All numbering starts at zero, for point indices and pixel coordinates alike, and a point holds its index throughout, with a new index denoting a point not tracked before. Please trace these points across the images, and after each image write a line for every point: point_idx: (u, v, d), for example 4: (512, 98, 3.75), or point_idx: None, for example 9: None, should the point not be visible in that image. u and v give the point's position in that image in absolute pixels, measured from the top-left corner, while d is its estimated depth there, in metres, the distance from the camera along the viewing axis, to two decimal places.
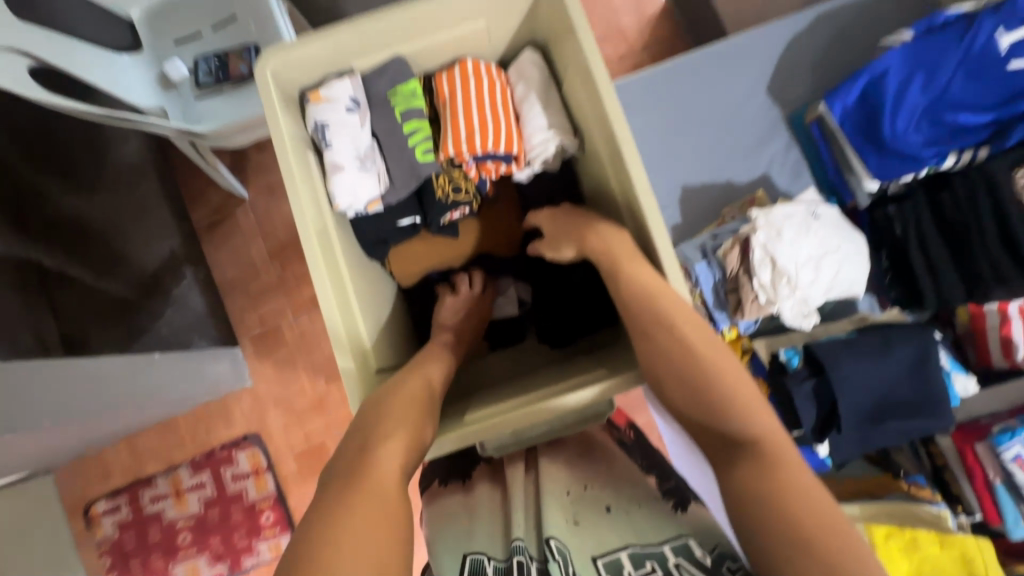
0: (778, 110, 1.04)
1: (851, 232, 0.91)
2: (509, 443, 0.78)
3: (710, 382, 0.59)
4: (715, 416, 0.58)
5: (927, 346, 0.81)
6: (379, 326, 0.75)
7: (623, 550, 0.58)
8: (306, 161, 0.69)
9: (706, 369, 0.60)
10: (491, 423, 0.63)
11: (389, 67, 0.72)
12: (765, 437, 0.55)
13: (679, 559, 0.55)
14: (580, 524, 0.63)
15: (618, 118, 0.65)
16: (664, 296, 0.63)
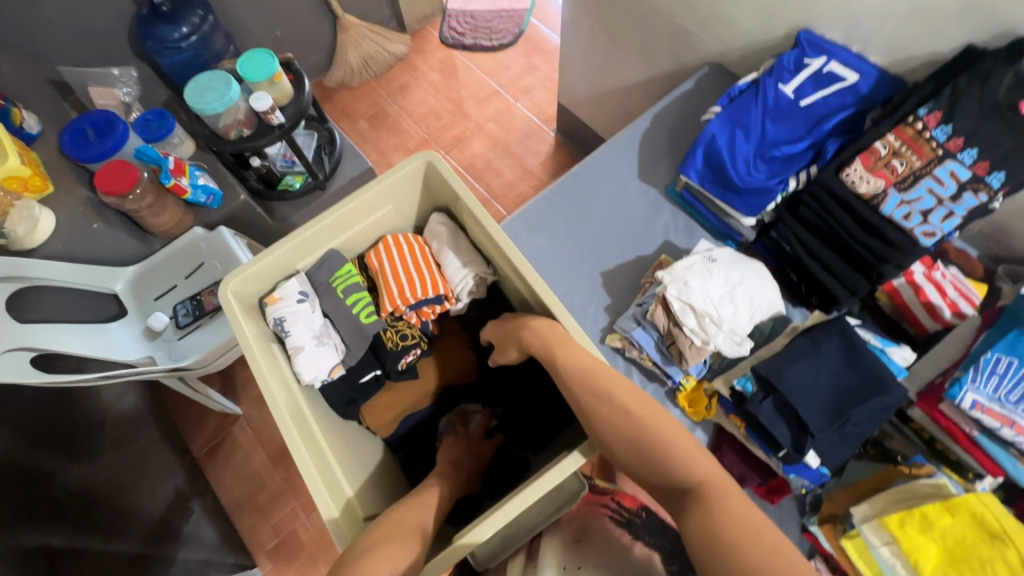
0: (655, 189, 1.24)
1: (750, 263, 1.04)
2: (497, 547, 0.82)
3: (651, 430, 0.64)
4: (655, 462, 0.63)
5: (848, 334, 0.89)
6: (359, 476, 0.81)
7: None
8: (270, 353, 0.81)
9: (644, 415, 0.66)
10: (472, 532, 0.65)
11: (326, 259, 0.88)
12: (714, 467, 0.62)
13: None
14: None
15: (505, 242, 0.80)
16: (598, 367, 0.70)
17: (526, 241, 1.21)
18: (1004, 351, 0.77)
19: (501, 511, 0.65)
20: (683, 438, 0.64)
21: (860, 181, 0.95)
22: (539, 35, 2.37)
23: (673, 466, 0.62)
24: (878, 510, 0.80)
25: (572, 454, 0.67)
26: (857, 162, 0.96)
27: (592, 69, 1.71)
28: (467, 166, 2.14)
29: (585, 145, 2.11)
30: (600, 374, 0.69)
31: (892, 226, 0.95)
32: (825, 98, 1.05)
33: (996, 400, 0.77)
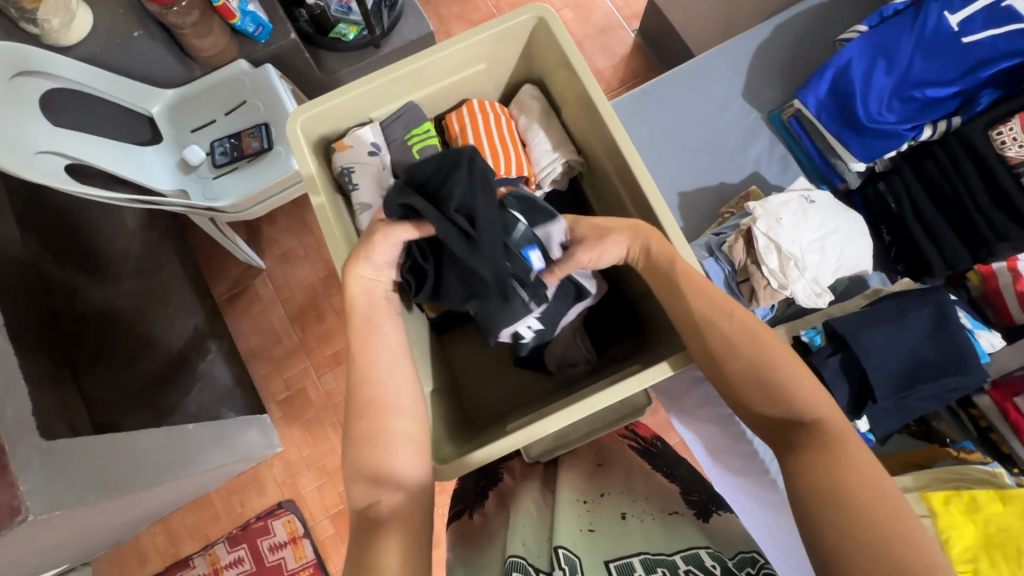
0: (757, 113, 1.11)
1: (848, 213, 0.95)
2: (553, 445, 0.78)
3: (742, 356, 0.60)
4: (746, 388, 0.60)
5: (943, 306, 0.83)
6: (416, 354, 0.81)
7: (634, 558, 0.56)
8: (335, 202, 0.75)
9: (729, 340, 0.61)
10: (536, 428, 0.65)
11: (403, 112, 0.79)
12: (817, 408, 0.58)
13: (691, 566, 0.53)
14: (594, 532, 0.62)
15: (615, 126, 0.71)
16: (692, 286, 0.64)
17: None
18: None
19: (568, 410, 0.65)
20: (782, 367, 0.59)
21: (1011, 143, 0.85)
22: None
23: (774, 394, 0.59)
24: (920, 484, 0.80)
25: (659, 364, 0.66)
26: (1013, 120, 0.85)
27: None
28: None
29: (664, 55, 1.89)
30: (694, 295, 0.63)
31: None
32: (992, 40, 0.86)
33: None
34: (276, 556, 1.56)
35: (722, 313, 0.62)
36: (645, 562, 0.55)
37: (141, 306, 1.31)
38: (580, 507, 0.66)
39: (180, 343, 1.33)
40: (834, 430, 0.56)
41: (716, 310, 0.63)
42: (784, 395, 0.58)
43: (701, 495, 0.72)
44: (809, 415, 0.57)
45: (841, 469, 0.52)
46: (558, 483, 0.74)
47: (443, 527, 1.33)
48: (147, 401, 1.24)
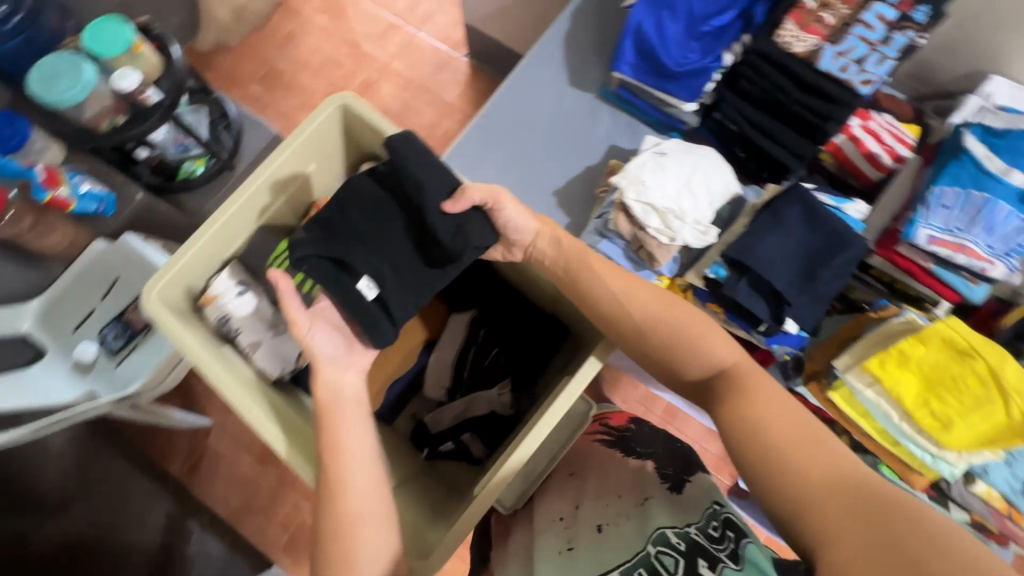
0: (590, 95, 1.18)
1: (697, 150, 1.01)
2: (519, 485, 0.83)
3: (659, 337, 0.68)
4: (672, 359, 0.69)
5: (805, 197, 0.90)
6: None
7: (612, 571, 0.58)
8: (225, 355, 0.72)
9: (636, 313, 0.69)
10: (501, 472, 0.66)
11: (256, 238, 0.78)
12: (721, 358, 0.67)
13: (661, 545, 0.58)
14: (573, 549, 0.64)
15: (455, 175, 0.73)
16: (596, 281, 0.72)
17: (471, 175, 1.14)
18: (947, 184, 0.84)
19: (524, 445, 0.67)
20: (697, 329, 0.68)
21: (794, 40, 0.93)
22: None
23: (692, 351, 0.67)
24: (857, 356, 0.84)
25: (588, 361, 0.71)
26: (789, 21, 0.94)
27: None
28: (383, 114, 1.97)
29: (503, 68, 1.97)
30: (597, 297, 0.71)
31: (831, 82, 0.93)
32: None
33: (948, 231, 0.84)
34: None
35: (629, 293, 0.70)
36: (624, 569, 0.58)
37: (106, 522, 1.17)
38: (558, 530, 0.69)
39: (160, 535, 1.24)
40: (743, 372, 0.66)
41: (620, 292, 0.70)
42: (699, 356, 0.67)
43: (674, 467, 0.74)
44: (717, 368, 0.67)
45: (749, 407, 0.62)
46: (536, 510, 0.76)
47: None
48: None
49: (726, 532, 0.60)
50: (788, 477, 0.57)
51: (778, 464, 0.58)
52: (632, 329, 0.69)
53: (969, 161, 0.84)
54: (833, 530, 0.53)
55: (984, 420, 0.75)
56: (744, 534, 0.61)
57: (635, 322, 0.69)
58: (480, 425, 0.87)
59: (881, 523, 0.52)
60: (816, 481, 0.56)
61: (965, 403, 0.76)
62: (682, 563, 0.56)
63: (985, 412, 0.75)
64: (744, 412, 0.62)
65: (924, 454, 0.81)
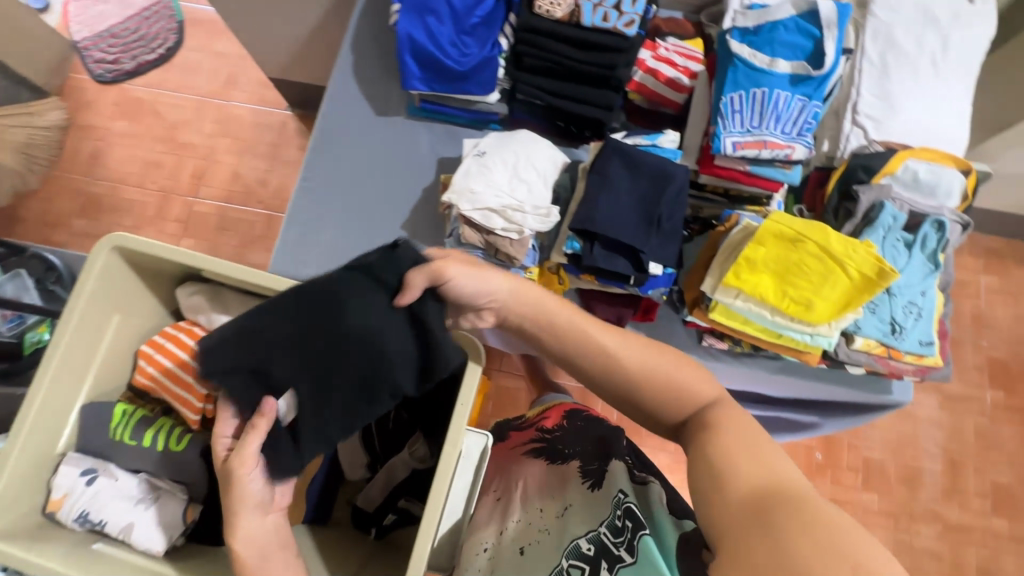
0: (399, 117, 1.15)
1: (511, 137, 1.02)
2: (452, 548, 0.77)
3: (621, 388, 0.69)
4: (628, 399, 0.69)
5: (618, 149, 0.94)
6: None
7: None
8: (96, 554, 0.65)
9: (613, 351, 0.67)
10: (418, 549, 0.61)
11: (84, 419, 0.69)
12: (699, 397, 0.66)
13: (573, 558, 0.69)
14: None
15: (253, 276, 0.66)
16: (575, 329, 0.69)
17: (315, 239, 1.08)
18: (731, 91, 0.89)
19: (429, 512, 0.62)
20: (673, 369, 0.67)
21: (552, 7, 0.95)
22: (200, 15, 1.98)
23: (671, 389, 0.66)
24: (717, 275, 0.88)
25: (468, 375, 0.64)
26: None
27: (274, 23, 1.46)
28: (227, 199, 1.84)
29: None
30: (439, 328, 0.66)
31: (599, 33, 0.96)
32: None
33: (747, 132, 0.89)
34: None
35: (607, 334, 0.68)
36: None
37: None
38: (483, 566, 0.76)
39: None
40: (721, 411, 0.64)
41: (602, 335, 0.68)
42: (662, 401, 0.66)
43: (595, 460, 0.84)
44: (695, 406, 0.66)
45: (715, 443, 0.60)
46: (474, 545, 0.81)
47: None
48: None
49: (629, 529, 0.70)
50: (717, 491, 0.57)
51: (711, 480, 0.58)
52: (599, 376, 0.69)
53: (741, 64, 0.90)
54: (745, 539, 0.52)
55: (834, 292, 0.81)
56: (642, 524, 0.70)
57: (601, 372, 0.68)
58: (414, 486, 0.82)
59: (771, 528, 0.50)
60: (735, 493, 0.55)
61: (814, 283, 0.82)
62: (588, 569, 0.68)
63: (832, 284, 0.81)
64: (700, 429, 0.62)
65: (802, 333, 0.86)
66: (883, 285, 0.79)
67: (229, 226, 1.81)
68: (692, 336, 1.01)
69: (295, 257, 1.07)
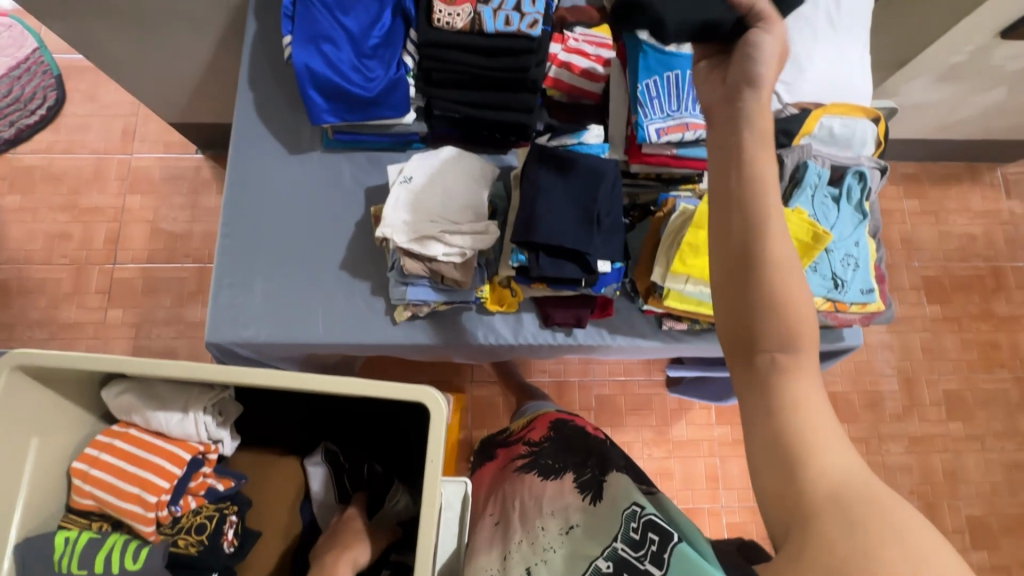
0: (315, 152, 1.09)
1: (436, 156, 0.98)
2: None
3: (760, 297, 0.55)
4: (758, 313, 0.55)
5: (546, 153, 0.93)
6: None
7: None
8: None
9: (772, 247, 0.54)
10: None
11: (25, 558, 0.61)
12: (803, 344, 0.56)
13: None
14: None
15: (180, 368, 0.62)
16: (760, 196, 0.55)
17: (250, 296, 1.01)
18: (646, 78, 0.90)
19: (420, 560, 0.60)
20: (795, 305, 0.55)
21: (451, 18, 0.93)
22: (79, 67, 1.82)
23: (788, 322, 0.55)
24: (665, 262, 0.91)
25: (438, 419, 0.61)
26: (437, 3, 0.93)
27: (161, 68, 1.35)
28: (149, 259, 1.70)
29: None
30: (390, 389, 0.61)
31: (504, 38, 0.93)
32: None
33: (668, 117, 0.90)
34: None
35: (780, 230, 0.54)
36: None
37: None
38: None
39: None
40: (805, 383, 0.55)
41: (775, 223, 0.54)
42: (770, 333, 0.55)
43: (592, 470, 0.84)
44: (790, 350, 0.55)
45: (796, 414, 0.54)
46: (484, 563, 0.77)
47: None
48: None
49: (648, 534, 0.69)
50: (790, 476, 0.53)
51: (789, 461, 0.53)
52: (734, 269, 0.56)
53: (650, 52, 0.90)
54: (824, 541, 0.50)
55: None
56: (670, 535, 0.69)
57: (742, 266, 0.55)
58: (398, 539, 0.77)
59: (853, 530, 0.49)
60: (820, 490, 0.51)
61: None
62: None
63: None
64: (791, 396, 0.55)
65: None
66: (819, 248, 0.82)
67: (158, 287, 1.68)
68: (652, 323, 1.02)
69: (231, 319, 1.00)
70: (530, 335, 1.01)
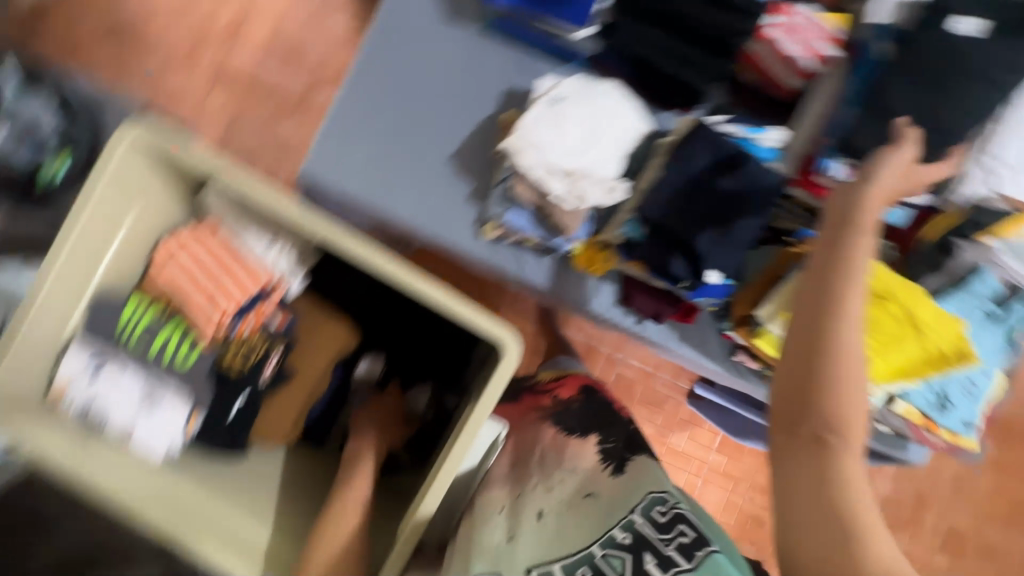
0: (471, 27, 0.99)
1: (596, 88, 0.89)
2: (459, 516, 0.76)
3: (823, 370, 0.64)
4: (818, 399, 0.62)
5: (717, 140, 0.83)
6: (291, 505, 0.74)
7: (558, 561, 0.63)
8: (95, 447, 0.67)
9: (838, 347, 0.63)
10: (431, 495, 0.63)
11: (96, 310, 0.68)
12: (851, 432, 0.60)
13: (606, 548, 0.62)
14: (517, 536, 0.67)
15: (290, 210, 0.62)
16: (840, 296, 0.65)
17: (354, 148, 0.98)
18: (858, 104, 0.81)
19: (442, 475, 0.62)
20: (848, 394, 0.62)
21: None
22: None
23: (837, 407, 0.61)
24: (781, 304, 0.84)
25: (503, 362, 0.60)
26: None
27: None
28: (262, 57, 1.65)
29: None
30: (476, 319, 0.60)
31: None
32: None
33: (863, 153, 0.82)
34: None
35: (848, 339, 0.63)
36: (566, 563, 0.62)
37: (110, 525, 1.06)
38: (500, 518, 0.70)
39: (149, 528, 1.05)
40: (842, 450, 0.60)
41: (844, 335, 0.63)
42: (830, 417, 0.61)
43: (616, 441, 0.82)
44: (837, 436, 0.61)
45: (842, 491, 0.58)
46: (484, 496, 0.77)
47: None
48: None
49: (679, 525, 0.62)
50: (838, 547, 0.55)
51: (842, 537, 0.55)
52: (809, 359, 0.64)
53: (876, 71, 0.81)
54: None
55: (902, 356, 0.75)
56: (709, 540, 0.60)
57: (819, 360, 0.63)
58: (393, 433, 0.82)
59: None
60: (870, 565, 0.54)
61: (882, 342, 0.75)
62: (629, 560, 0.60)
63: (902, 350, 0.75)
64: (844, 474, 0.59)
65: None
66: (959, 363, 0.73)
67: (260, 92, 1.64)
68: (724, 348, 0.98)
69: (330, 163, 0.98)
70: (601, 307, 0.98)
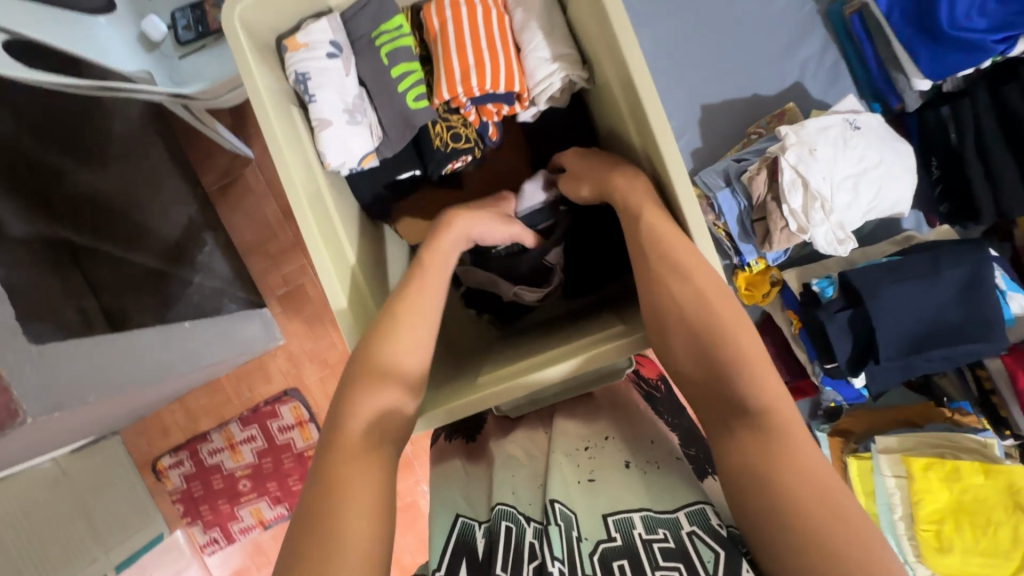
0: (813, 4, 0.90)
1: (895, 142, 0.81)
2: (525, 403, 0.67)
3: (659, 322, 0.48)
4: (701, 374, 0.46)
5: (982, 267, 0.74)
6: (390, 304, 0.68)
7: (634, 511, 0.49)
8: (290, 118, 0.61)
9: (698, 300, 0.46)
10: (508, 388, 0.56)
11: (370, 2, 0.63)
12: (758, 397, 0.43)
13: (695, 526, 0.46)
14: (594, 482, 0.54)
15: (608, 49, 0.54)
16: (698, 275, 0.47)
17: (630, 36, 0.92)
18: None
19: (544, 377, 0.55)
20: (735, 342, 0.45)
21: None
22: None
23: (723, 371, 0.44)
24: (905, 446, 0.77)
25: None
26: None
27: None
28: None
29: None
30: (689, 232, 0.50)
31: None
32: None
33: None
34: (287, 440, 1.30)
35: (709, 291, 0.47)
36: (647, 518, 0.48)
37: (130, 191, 0.92)
38: (582, 457, 0.56)
39: (177, 232, 0.99)
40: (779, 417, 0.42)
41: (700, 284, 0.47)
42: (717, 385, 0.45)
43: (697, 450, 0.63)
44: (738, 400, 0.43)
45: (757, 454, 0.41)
46: (555, 425, 0.63)
47: (412, 493, 1.23)
48: (151, 289, 0.94)
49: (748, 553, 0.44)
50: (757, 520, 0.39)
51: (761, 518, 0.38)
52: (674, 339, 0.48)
53: None
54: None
55: (980, 568, 0.68)
56: None
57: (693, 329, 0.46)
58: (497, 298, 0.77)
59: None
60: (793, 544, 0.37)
61: (981, 542, 0.69)
62: (722, 558, 0.43)
63: (987, 565, 0.68)
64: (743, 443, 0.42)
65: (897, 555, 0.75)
66: None
67: None
68: None
69: None
70: None
